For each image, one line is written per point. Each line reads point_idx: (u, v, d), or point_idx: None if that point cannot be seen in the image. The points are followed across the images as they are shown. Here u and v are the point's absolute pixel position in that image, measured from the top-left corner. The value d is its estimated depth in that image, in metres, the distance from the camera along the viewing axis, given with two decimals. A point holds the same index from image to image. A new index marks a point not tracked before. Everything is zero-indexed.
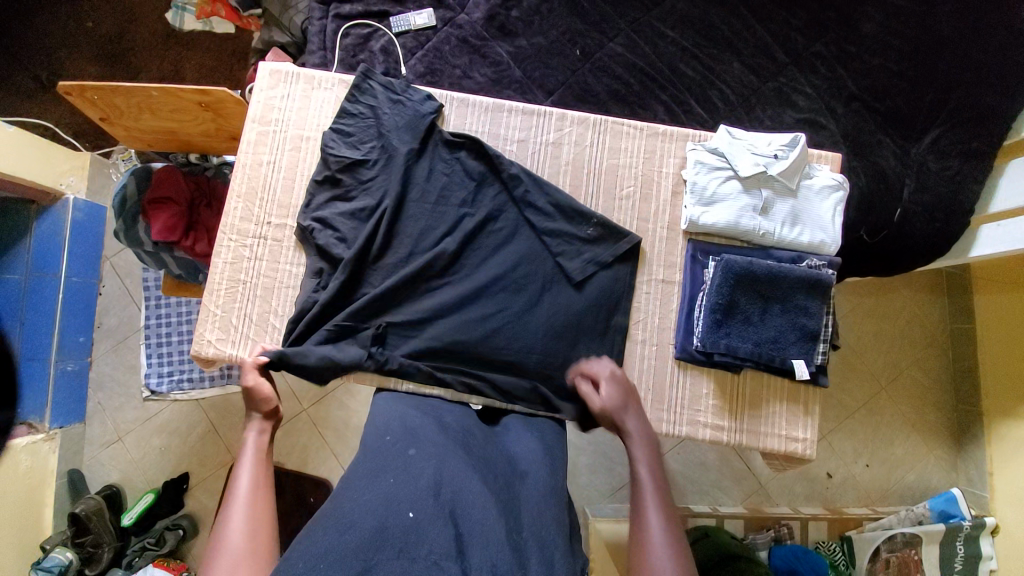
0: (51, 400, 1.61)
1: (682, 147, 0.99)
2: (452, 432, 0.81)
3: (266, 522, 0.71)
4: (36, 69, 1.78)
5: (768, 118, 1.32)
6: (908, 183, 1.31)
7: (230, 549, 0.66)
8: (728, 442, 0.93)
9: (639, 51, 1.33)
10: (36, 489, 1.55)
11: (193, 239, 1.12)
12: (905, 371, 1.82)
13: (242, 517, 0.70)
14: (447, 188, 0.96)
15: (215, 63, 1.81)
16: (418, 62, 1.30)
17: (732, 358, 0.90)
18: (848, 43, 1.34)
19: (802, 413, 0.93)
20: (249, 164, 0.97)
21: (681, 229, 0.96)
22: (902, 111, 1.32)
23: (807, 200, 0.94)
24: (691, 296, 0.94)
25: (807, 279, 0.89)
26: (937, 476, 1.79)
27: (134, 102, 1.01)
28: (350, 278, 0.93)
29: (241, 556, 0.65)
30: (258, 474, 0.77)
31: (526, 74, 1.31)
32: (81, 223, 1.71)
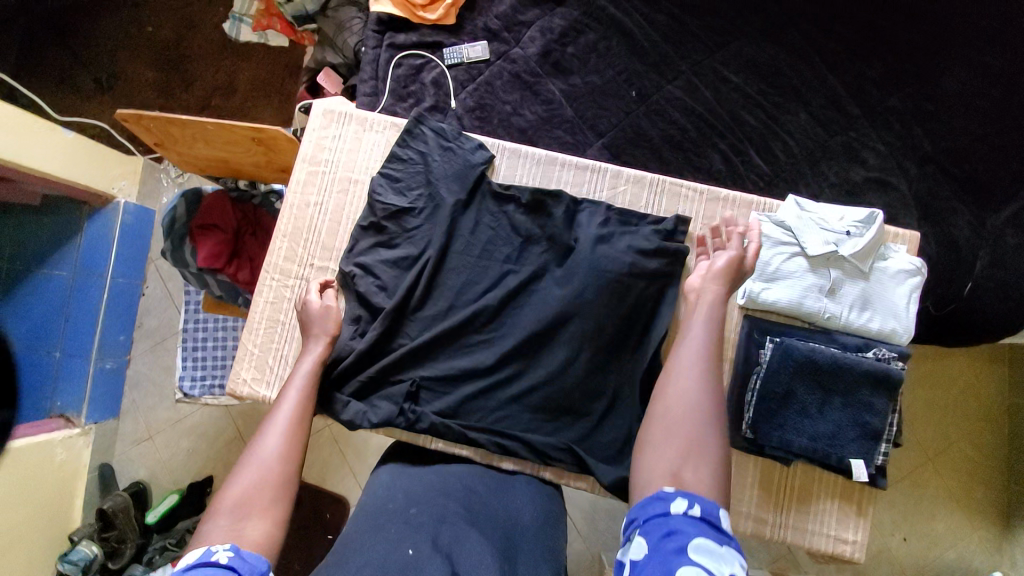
0: (89, 396, 1.67)
1: (744, 215, 0.93)
2: (453, 491, 0.78)
3: (298, 447, 0.74)
4: (98, 72, 1.83)
5: (832, 174, 1.23)
6: (980, 255, 1.20)
7: (261, 463, 0.70)
8: (771, 537, 0.86)
9: (697, 95, 1.27)
10: (69, 481, 1.60)
11: (235, 267, 1.14)
12: (956, 442, 1.69)
13: (279, 437, 0.74)
14: (488, 239, 0.94)
15: (268, 76, 1.84)
16: (468, 96, 1.28)
17: (784, 452, 0.84)
18: (925, 99, 1.25)
19: (855, 513, 0.86)
20: (296, 204, 0.97)
21: (739, 304, 0.90)
22: (980, 177, 1.22)
23: (879, 285, 0.88)
24: (743, 378, 0.88)
25: (876, 373, 0.82)
26: (982, 557, 1.64)
27: (190, 132, 1.02)
28: (388, 330, 0.91)
29: (267, 476, 0.69)
30: (306, 399, 0.79)
31: (578, 114, 1.28)
32: (130, 225, 1.76)
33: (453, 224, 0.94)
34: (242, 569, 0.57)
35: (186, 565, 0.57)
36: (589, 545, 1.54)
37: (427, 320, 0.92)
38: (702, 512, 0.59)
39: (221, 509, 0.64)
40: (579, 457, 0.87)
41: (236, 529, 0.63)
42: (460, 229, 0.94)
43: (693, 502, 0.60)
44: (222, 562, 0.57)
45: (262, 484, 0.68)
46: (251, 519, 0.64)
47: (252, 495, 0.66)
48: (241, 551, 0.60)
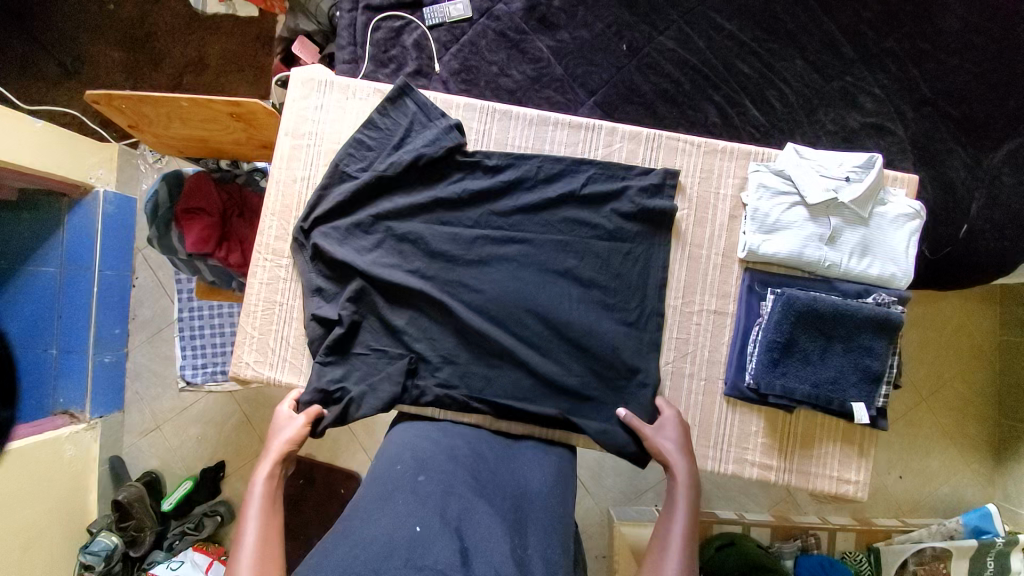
0: (91, 391, 1.66)
1: (743, 166, 0.91)
2: (461, 457, 0.80)
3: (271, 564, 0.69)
4: (59, 55, 1.73)
5: (829, 121, 1.21)
6: (977, 196, 1.20)
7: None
8: (777, 481, 0.89)
9: (690, 46, 1.23)
10: (80, 476, 1.62)
11: (226, 250, 1.10)
12: (948, 382, 1.74)
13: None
14: (481, 205, 0.93)
15: (239, 49, 1.75)
16: (452, 58, 1.23)
17: (787, 400, 0.85)
18: (922, 39, 1.22)
19: (856, 454, 0.89)
20: (283, 180, 0.94)
21: (738, 257, 0.90)
22: (977, 117, 1.20)
23: (878, 229, 0.87)
24: (745, 331, 0.88)
25: (876, 318, 0.82)
26: (971, 488, 1.72)
27: (163, 111, 0.97)
28: (386, 305, 0.91)
29: None
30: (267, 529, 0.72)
31: (567, 71, 1.23)
32: (112, 216, 1.70)
33: (442, 197, 0.92)
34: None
35: None
36: (597, 500, 1.60)
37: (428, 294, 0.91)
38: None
39: None
40: (582, 417, 0.88)
41: None
42: (454, 198, 0.92)
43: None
44: None
45: None
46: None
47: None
48: None
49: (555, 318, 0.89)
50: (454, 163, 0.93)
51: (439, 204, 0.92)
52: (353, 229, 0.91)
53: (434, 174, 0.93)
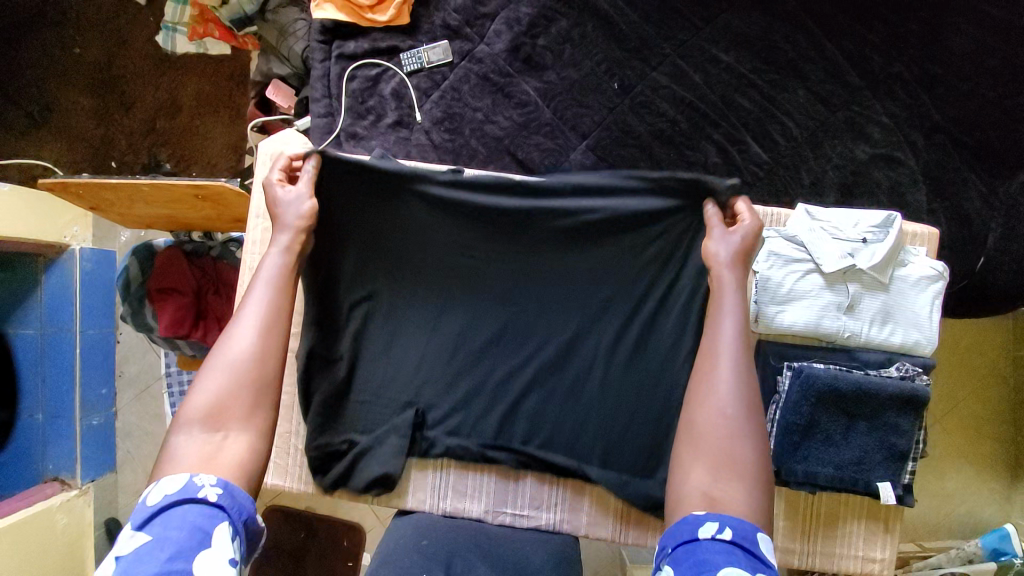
0: (80, 455, 1.60)
1: (752, 229, 0.84)
2: (463, 528, 0.84)
3: (271, 348, 0.72)
4: (27, 106, 1.66)
5: (836, 155, 1.14)
6: (993, 227, 1.14)
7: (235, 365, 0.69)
8: (800, 565, 0.83)
9: (686, 80, 1.16)
10: (76, 543, 1.57)
11: (203, 330, 1.04)
12: (963, 401, 1.68)
13: (251, 331, 0.72)
14: (471, 282, 0.88)
15: (214, 90, 1.67)
16: (434, 106, 1.15)
17: (811, 485, 0.79)
18: (930, 62, 1.15)
19: (882, 531, 0.83)
20: (257, 266, 0.88)
21: (752, 329, 0.83)
22: (990, 144, 1.14)
23: (900, 295, 0.81)
24: (760, 410, 0.82)
25: (902, 395, 0.77)
26: (990, 509, 1.67)
27: (125, 194, 0.90)
28: (380, 374, 0.88)
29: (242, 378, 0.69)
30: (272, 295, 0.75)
31: (556, 114, 1.16)
32: (91, 274, 1.63)
33: (429, 278, 0.89)
34: (229, 509, 0.60)
35: (173, 495, 0.59)
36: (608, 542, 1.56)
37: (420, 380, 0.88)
38: (732, 534, 0.59)
39: (196, 415, 0.66)
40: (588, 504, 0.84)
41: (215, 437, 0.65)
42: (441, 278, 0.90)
43: (723, 523, 0.60)
44: (210, 500, 0.60)
45: (236, 384, 0.69)
46: (231, 428, 0.67)
47: (224, 402, 0.67)
48: (230, 487, 0.62)
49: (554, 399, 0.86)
50: (438, 237, 0.89)
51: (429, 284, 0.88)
52: (343, 312, 0.88)
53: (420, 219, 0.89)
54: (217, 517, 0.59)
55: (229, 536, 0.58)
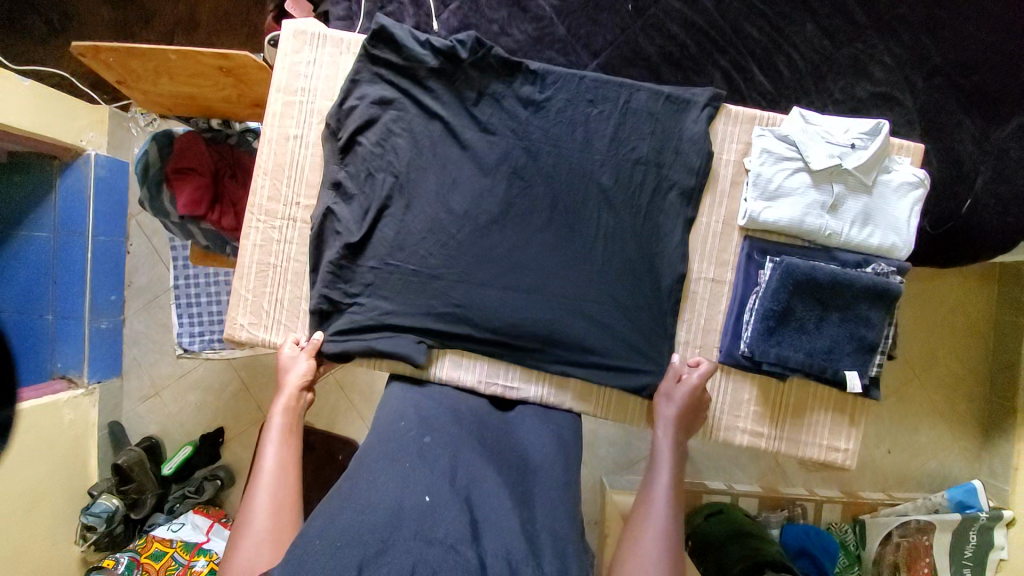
0: (88, 355, 1.66)
1: (747, 131, 0.91)
2: (466, 423, 0.82)
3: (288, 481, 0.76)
4: (46, 12, 1.67)
5: (838, 90, 1.17)
6: (982, 170, 1.17)
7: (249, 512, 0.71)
8: (767, 449, 0.91)
9: (698, 6, 1.18)
10: (81, 440, 1.63)
11: (219, 213, 1.10)
12: (941, 357, 1.74)
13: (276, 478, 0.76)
14: (476, 172, 0.92)
15: (232, 7, 1.68)
16: (451, 16, 1.18)
17: (780, 368, 0.85)
18: (937, 5, 1.17)
19: (847, 423, 0.89)
20: (276, 139, 0.94)
21: (739, 225, 0.90)
22: (989, 88, 1.16)
23: (882, 198, 0.87)
24: (742, 299, 0.89)
25: (875, 288, 0.82)
26: (958, 465, 1.71)
27: (152, 65, 1.00)
28: (395, 238, 0.91)
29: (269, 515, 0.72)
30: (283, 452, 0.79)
31: (570, 32, 1.18)
32: (105, 180, 1.67)
33: (439, 163, 0.92)
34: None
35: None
36: (591, 467, 1.63)
37: (424, 258, 0.91)
38: None
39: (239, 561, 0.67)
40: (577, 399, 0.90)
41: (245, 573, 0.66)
42: (452, 166, 0.92)
43: None
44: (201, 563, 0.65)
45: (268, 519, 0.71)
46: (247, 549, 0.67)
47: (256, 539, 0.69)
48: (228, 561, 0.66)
49: (550, 285, 0.90)
50: (455, 121, 0.92)
51: (440, 166, 0.92)
52: (353, 184, 0.92)
53: (440, 84, 0.92)
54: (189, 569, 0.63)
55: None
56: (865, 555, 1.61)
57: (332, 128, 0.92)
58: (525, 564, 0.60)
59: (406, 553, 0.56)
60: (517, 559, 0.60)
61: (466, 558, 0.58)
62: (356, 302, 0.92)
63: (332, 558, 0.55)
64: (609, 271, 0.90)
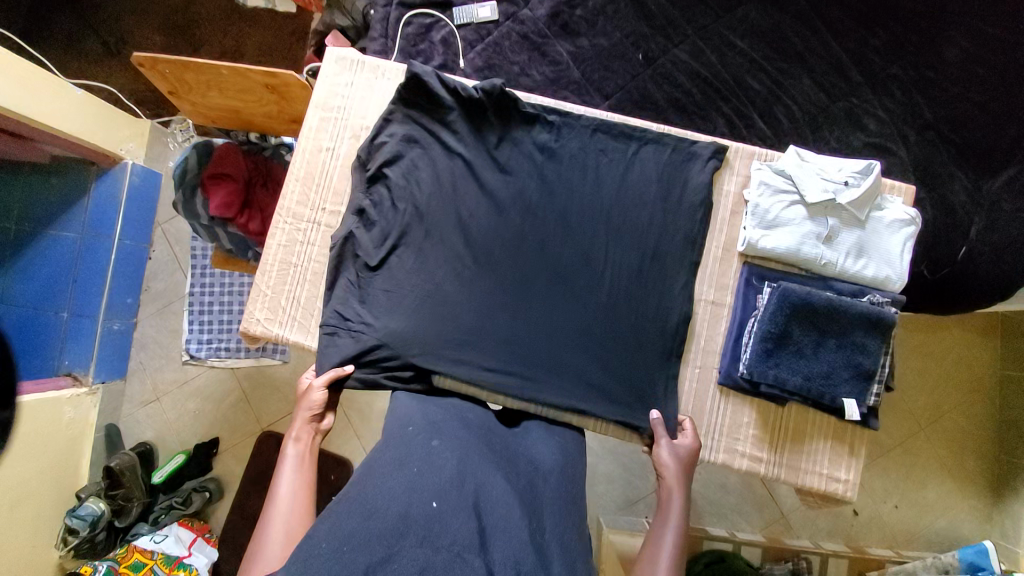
0: (96, 355, 1.68)
1: (746, 165, 0.98)
2: (474, 427, 0.81)
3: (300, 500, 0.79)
4: (105, 36, 1.83)
5: (834, 139, 1.25)
6: (976, 220, 1.21)
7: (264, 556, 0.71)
8: (765, 474, 0.91)
9: (704, 59, 1.29)
10: (76, 439, 1.62)
11: (247, 217, 1.17)
12: (947, 412, 1.68)
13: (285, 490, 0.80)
14: (492, 191, 0.97)
15: (275, 42, 1.83)
16: (476, 56, 1.29)
17: (779, 390, 0.88)
18: (926, 67, 1.26)
19: (847, 453, 0.90)
20: (310, 149, 1.01)
21: (738, 251, 0.96)
22: (978, 144, 1.23)
23: (875, 233, 0.92)
24: (741, 321, 0.93)
25: (870, 315, 0.85)
26: (969, 525, 1.63)
27: (204, 79, 1.10)
28: (413, 245, 0.96)
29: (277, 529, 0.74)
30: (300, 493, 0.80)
31: (584, 76, 1.29)
32: (138, 188, 1.76)
33: (460, 183, 0.98)
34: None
35: None
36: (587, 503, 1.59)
37: (439, 266, 0.96)
38: None
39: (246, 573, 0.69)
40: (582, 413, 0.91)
41: None
42: (472, 186, 0.98)
43: None
44: None
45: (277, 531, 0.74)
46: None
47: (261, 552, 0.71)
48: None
49: (556, 300, 0.94)
50: (475, 161, 0.98)
51: (458, 200, 0.97)
52: (376, 213, 0.97)
53: (466, 122, 0.99)
54: None
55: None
56: None
57: (362, 159, 0.98)
58: (531, 570, 0.60)
59: (412, 561, 0.57)
60: (525, 569, 0.60)
61: (473, 565, 0.57)
62: (366, 303, 0.94)
63: (340, 562, 0.56)
64: (614, 289, 0.94)
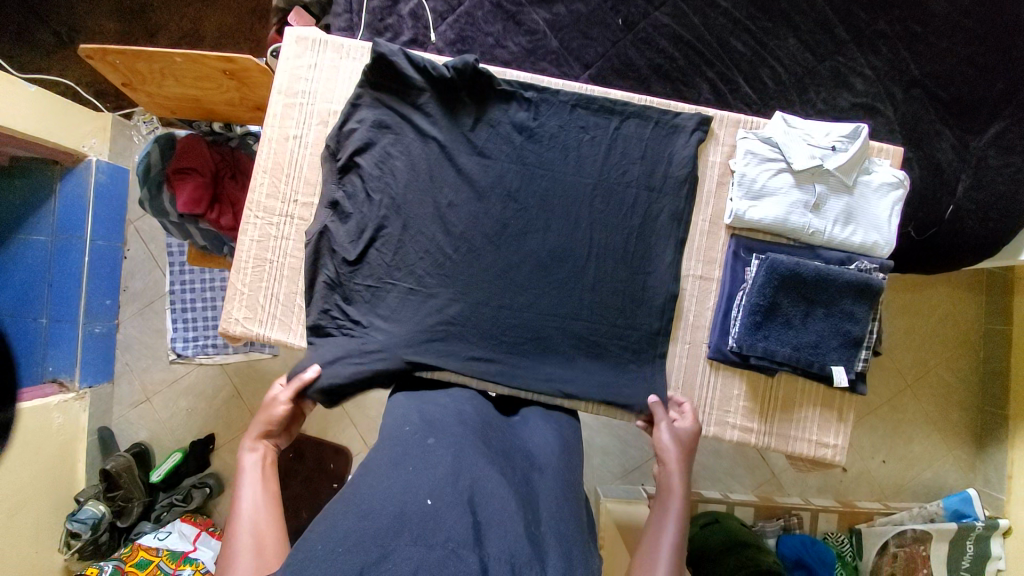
0: (80, 359, 1.64)
1: (732, 134, 0.95)
2: (469, 422, 0.80)
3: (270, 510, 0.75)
4: (54, 25, 1.71)
5: (820, 101, 1.22)
6: (962, 178, 1.20)
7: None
8: (756, 444, 0.93)
9: (686, 22, 1.24)
10: (69, 444, 1.61)
11: (217, 212, 1.12)
12: (933, 368, 1.71)
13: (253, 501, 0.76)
14: (472, 173, 0.94)
15: (236, 22, 1.72)
16: (448, 28, 1.23)
17: (768, 362, 0.88)
18: (914, 21, 1.22)
19: (836, 419, 0.91)
20: (276, 138, 0.96)
21: (725, 224, 0.94)
22: (966, 100, 1.20)
23: (862, 198, 0.91)
24: (729, 295, 0.92)
25: (858, 283, 0.85)
26: (953, 474, 1.69)
27: (157, 68, 1.04)
28: (393, 236, 0.93)
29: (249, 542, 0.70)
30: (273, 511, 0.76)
31: (562, 44, 1.23)
32: (105, 186, 1.69)
33: (438, 169, 0.94)
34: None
35: None
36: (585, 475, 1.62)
37: (421, 255, 0.93)
38: None
39: None
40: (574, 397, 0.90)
41: None
42: (449, 171, 0.94)
43: None
44: None
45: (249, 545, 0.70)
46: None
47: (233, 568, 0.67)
48: None
49: (542, 284, 0.92)
50: (451, 146, 0.94)
51: (436, 186, 0.94)
52: (351, 204, 0.93)
53: (438, 101, 0.94)
54: None
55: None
56: (863, 567, 1.57)
57: (332, 148, 0.94)
58: (527, 564, 0.58)
59: (405, 560, 0.55)
60: (520, 560, 0.58)
61: (468, 562, 0.56)
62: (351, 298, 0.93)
63: (334, 562, 0.55)
64: (601, 270, 0.92)
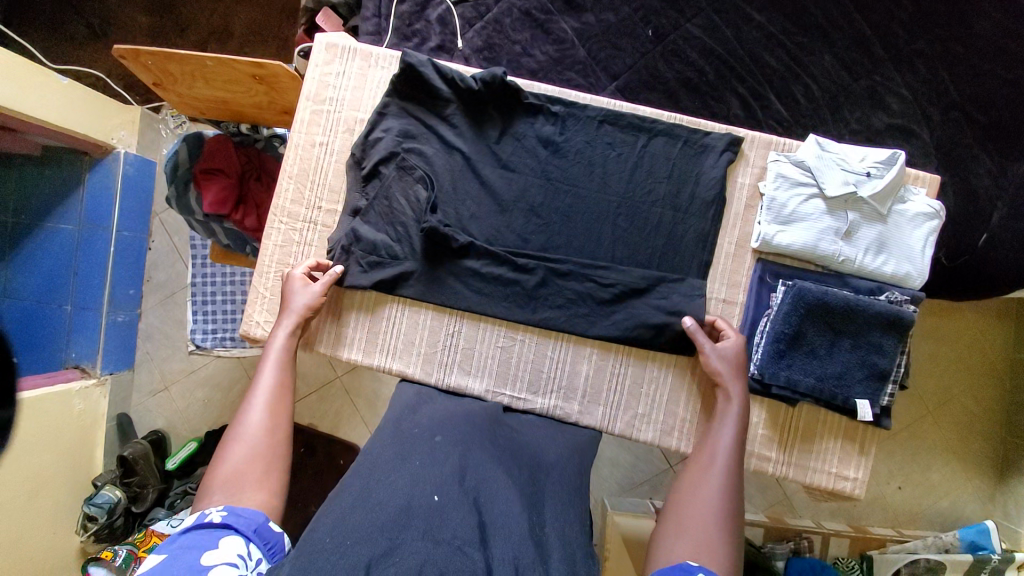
0: (102, 347, 1.69)
1: (763, 156, 0.93)
2: (478, 424, 0.81)
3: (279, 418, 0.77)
4: (88, 17, 1.74)
5: (853, 120, 1.19)
6: (999, 206, 1.15)
7: (245, 457, 0.71)
8: (773, 473, 0.91)
9: (718, 35, 1.21)
10: (89, 429, 1.65)
11: (242, 214, 1.15)
12: (956, 395, 1.67)
13: (261, 410, 0.77)
14: (496, 183, 0.94)
15: (264, 20, 1.73)
16: (475, 35, 1.22)
17: (790, 392, 0.86)
18: (955, 41, 1.18)
19: (857, 453, 0.89)
20: (302, 145, 0.97)
21: (752, 247, 0.92)
22: (1007, 124, 1.15)
23: (896, 228, 0.88)
24: (753, 321, 0.90)
25: (887, 315, 0.82)
26: (972, 505, 1.65)
27: (188, 70, 1.05)
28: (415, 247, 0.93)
29: (254, 448, 0.73)
30: (275, 415, 0.77)
31: (590, 55, 1.22)
32: (132, 178, 1.72)
33: (462, 179, 0.94)
34: (237, 523, 0.62)
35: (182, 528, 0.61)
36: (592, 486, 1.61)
37: (441, 267, 0.93)
38: None
39: (214, 487, 0.67)
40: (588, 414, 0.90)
41: (228, 501, 0.66)
42: (473, 184, 0.94)
43: None
44: (215, 521, 0.62)
45: (252, 454, 0.72)
46: (246, 491, 0.68)
47: (241, 468, 0.70)
48: (234, 509, 0.64)
49: (561, 298, 0.92)
50: (476, 158, 0.94)
51: (459, 199, 0.94)
52: (375, 210, 0.93)
53: (466, 116, 0.94)
54: (223, 533, 0.61)
55: (241, 542, 0.61)
56: None
57: (357, 156, 0.94)
58: (531, 564, 0.58)
59: (412, 555, 0.56)
60: (525, 561, 0.58)
61: (473, 559, 0.56)
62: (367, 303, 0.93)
63: (342, 555, 0.55)
64: (621, 287, 0.91)
